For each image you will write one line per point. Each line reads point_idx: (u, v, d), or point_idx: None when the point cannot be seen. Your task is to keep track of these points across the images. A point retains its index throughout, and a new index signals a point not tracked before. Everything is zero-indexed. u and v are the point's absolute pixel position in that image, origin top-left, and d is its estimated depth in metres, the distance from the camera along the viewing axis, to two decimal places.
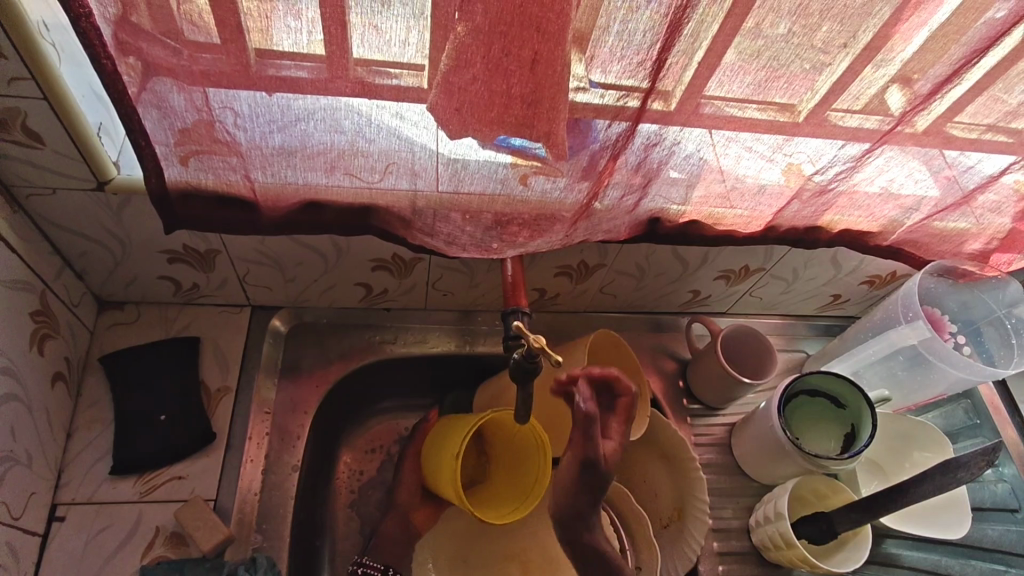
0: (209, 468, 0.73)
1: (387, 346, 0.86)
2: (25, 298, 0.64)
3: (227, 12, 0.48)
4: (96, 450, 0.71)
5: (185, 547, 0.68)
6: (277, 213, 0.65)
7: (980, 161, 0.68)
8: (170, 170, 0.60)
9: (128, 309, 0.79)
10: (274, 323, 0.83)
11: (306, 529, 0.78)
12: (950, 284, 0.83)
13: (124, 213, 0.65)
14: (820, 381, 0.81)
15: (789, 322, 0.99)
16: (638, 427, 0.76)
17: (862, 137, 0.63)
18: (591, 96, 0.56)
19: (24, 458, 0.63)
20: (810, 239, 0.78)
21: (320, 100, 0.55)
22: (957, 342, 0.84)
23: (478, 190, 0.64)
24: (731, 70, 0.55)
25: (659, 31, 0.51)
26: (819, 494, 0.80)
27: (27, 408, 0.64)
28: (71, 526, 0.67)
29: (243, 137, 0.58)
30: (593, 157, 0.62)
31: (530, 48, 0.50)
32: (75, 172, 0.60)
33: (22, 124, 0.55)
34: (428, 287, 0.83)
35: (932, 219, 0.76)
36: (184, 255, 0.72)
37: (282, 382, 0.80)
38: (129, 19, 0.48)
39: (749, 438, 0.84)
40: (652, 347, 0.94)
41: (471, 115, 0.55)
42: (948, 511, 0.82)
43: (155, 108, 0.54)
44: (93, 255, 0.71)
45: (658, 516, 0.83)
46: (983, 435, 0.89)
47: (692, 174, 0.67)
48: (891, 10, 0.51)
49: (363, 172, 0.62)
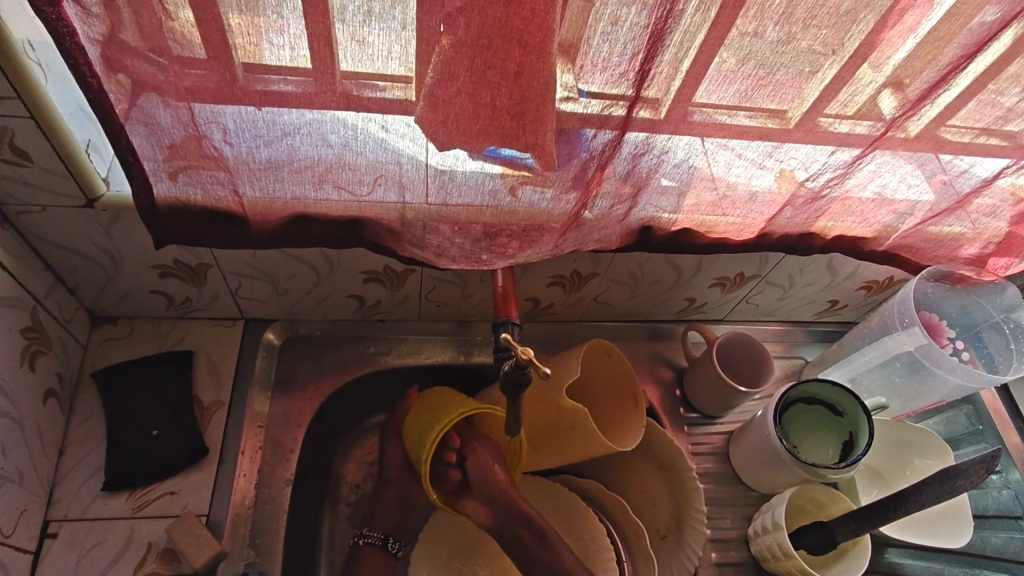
0: (202, 483, 0.72)
1: (381, 358, 0.85)
2: (15, 314, 0.64)
3: (211, 30, 0.48)
4: (88, 466, 0.71)
5: (177, 563, 0.68)
6: (267, 226, 0.65)
7: (974, 165, 0.67)
8: (159, 186, 0.60)
9: (121, 324, 0.79)
10: (268, 336, 0.83)
11: (301, 543, 0.78)
12: (948, 289, 0.82)
13: (115, 229, 0.66)
14: (817, 389, 0.81)
15: (786, 329, 0.98)
16: (633, 437, 0.75)
17: (853, 142, 0.63)
18: (577, 105, 0.56)
19: (15, 475, 0.63)
20: (805, 245, 0.77)
21: (307, 115, 0.55)
22: (956, 347, 0.83)
23: (465, 201, 0.64)
24: (718, 78, 0.55)
25: (641, 41, 0.51)
26: (817, 504, 0.80)
27: (18, 425, 0.64)
28: (62, 543, 0.67)
29: (230, 153, 0.58)
30: (582, 166, 0.61)
31: (513, 61, 0.50)
32: (64, 189, 0.60)
33: (9, 142, 0.56)
34: (421, 298, 0.83)
35: (927, 224, 0.75)
36: (175, 270, 0.72)
37: (276, 396, 0.80)
38: (114, 37, 0.48)
39: (747, 447, 0.83)
40: (648, 356, 0.93)
41: (457, 127, 0.55)
42: (950, 520, 0.81)
43: (142, 125, 0.55)
44: (85, 271, 0.71)
45: (657, 527, 0.82)
46: (986, 441, 0.87)
47: (682, 182, 0.67)
48: (876, 17, 0.51)
49: (351, 184, 0.62)
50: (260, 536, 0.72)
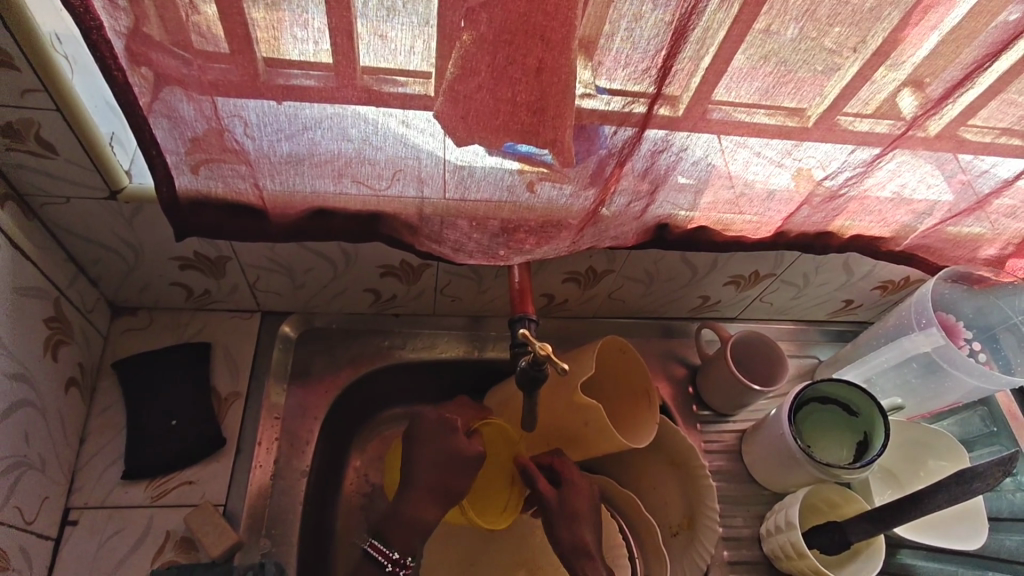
0: (219, 473, 0.73)
1: (396, 352, 0.86)
2: (40, 304, 0.65)
3: (235, 24, 0.48)
4: (108, 455, 0.72)
5: (195, 551, 0.69)
6: (287, 220, 0.66)
7: (995, 165, 0.67)
8: (181, 178, 0.61)
9: (141, 315, 0.80)
10: (285, 329, 0.83)
11: (317, 534, 0.78)
12: (965, 291, 0.82)
13: (137, 221, 0.66)
14: (831, 389, 0.80)
15: (800, 328, 0.98)
16: (647, 433, 0.75)
17: (873, 141, 0.63)
18: (597, 102, 0.56)
19: (38, 463, 0.65)
20: (821, 244, 0.77)
21: (328, 109, 0.55)
22: (972, 349, 0.83)
23: (484, 197, 0.64)
24: (739, 75, 0.55)
25: (664, 38, 0.51)
26: (831, 504, 0.80)
27: (41, 413, 0.65)
28: (83, 530, 0.68)
29: (252, 146, 0.58)
30: (601, 163, 0.61)
31: (535, 57, 0.50)
32: (88, 181, 0.61)
33: (36, 135, 0.57)
34: (436, 294, 0.83)
35: (946, 224, 0.75)
36: (195, 262, 0.73)
37: (292, 388, 0.81)
38: (140, 30, 0.49)
39: (760, 446, 0.83)
40: (662, 353, 0.93)
41: (477, 123, 0.56)
42: (965, 521, 0.80)
43: (166, 118, 0.55)
44: (107, 262, 0.72)
45: (669, 524, 0.82)
46: (1001, 444, 0.87)
47: (700, 179, 0.67)
48: (899, 14, 0.51)
49: (370, 179, 0.62)
50: (276, 526, 0.73)
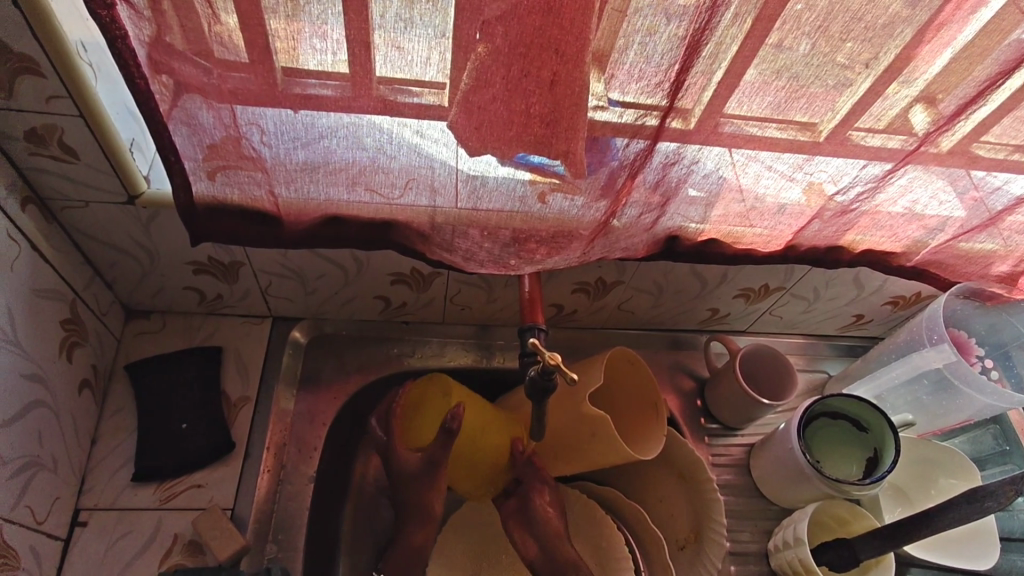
0: (228, 477, 0.74)
1: (405, 359, 0.86)
2: (56, 306, 0.66)
3: (256, 34, 0.49)
4: (119, 457, 0.73)
5: (202, 555, 0.69)
6: (300, 227, 0.67)
7: (1007, 182, 0.66)
8: (197, 185, 0.61)
9: (153, 318, 0.81)
10: (295, 335, 0.84)
11: (322, 539, 0.78)
12: (978, 306, 0.82)
13: (153, 226, 0.67)
14: (841, 405, 0.80)
15: (809, 342, 0.98)
16: (655, 444, 0.75)
17: (884, 156, 0.63)
18: (610, 114, 0.56)
19: (50, 463, 0.65)
20: (831, 258, 0.77)
21: (344, 118, 0.56)
22: (984, 366, 0.83)
23: (496, 207, 0.65)
24: (750, 90, 0.55)
25: (677, 52, 0.51)
26: (840, 520, 0.79)
27: (54, 414, 0.66)
28: (93, 530, 0.69)
29: (268, 154, 0.59)
30: (612, 175, 0.62)
31: (549, 69, 0.51)
32: (107, 185, 0.62)
33: (58, 140, 0.58)
34: (446, 302, 0.84)
35: (957, 240, 0.75)
36: (209, 267, 0.74)
37: (302, 393, 0.81)
38: (162, 39, 0.50)
39: (768, 460, 0.83)
40: (670, 365, 0.93)
41: (490, 134, 0.56)
42: (976, 540, 0.80)
43: (185, 125, 0.56)
44: (123, 266, 0.73)
45: (674, 538, 0.81)
46: (1014, 462, 0.86)
47: (711, 192, 0.67)
48: (912, 31, 0.51)
49: (383, 188, 0.63)
50: (282, 531, 0.73)
